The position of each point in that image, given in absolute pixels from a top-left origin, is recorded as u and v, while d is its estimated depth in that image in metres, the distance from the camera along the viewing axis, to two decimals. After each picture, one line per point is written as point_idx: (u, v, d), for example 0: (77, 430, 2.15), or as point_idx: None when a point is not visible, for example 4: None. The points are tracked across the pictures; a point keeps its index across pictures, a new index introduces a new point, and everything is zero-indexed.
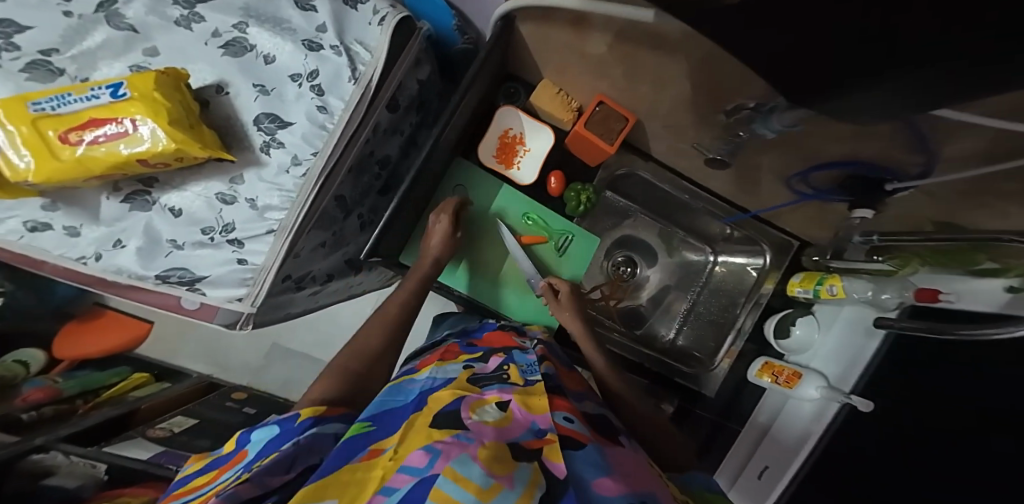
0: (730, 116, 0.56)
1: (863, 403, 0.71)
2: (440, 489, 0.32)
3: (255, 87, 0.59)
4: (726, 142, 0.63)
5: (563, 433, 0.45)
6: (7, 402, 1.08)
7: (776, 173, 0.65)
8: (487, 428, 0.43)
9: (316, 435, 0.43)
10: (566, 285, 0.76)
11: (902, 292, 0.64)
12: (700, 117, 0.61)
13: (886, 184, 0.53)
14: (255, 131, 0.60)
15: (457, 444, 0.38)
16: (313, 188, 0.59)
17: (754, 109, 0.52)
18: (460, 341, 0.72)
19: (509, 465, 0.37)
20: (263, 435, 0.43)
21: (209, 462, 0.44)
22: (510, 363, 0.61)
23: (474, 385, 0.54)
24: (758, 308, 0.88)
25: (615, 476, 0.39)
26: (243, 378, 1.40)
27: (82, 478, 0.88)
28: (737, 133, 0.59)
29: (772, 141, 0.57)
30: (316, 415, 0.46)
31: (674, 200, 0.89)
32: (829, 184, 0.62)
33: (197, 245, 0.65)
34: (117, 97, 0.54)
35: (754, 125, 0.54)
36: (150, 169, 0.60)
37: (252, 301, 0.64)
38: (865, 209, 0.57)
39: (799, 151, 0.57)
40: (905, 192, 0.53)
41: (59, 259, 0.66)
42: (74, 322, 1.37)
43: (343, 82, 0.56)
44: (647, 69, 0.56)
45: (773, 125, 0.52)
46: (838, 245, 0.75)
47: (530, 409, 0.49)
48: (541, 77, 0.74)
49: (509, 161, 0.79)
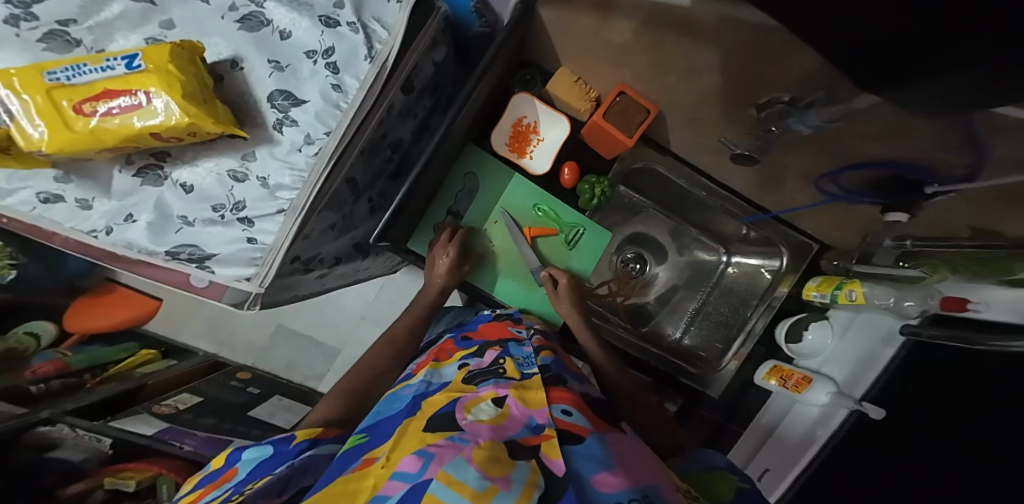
0: (762, 111, 0.55)
1: (875, 410, 0.70)
2: (434, 495, 0.32)
3: (270, 63, 0.58)
4: (756, 138, 0.62)
5: (561, 427, 0.44)
6: (17, 375, 1.08)
7: (804, 172, 0.64)
8: (482, 428, 0.42)
9: (312, 457, 0.46)
10: (565, 277, 0.75)
11: (925, 301, 0.62)
12: (728, 110, 0.59)
13: (925, 187, 0.51)
14: (268, 108, 0.59)
15: (451, 447, 0.38)
16: (325, 168, 0.57)
17: (788, 103, 0.51)
18: (455, 336, 0.73)
19: (507, 465, 0.36)
20: (257, 453, 0.46)
21: (201, 479, 0.46)
22: (505, 357, 0.60)
23: (470, 386, 0.54)
24: (771, 311, 0.86)
25: (614, 470, 0.38)
26: (248, 358, 1.41)
27: (88, 451, 0.93)
28: (767, 129, 0.58)
29: (808, 138, 0.56)
30: (311, 437, 0.49)
31: (689, 196, 0.85)
32: (864, 187, 0.60)
33: (208, 222, 0.65)
34: (132, 69, 0.53)
35: (789, 120, 0.53)
36: (162, 143, 0.59)
37: (260, 281, 0.63)
38: (899, 213, 0.58)
39: (831, 146, 0.55)
40: (945, 199, 0.51)
41: (70, 231, 0.65)
42: (84, 297, 1.40)
43: (358, 60, 0.55)
44: (676, 57, 0.54)
45: (811, 121, 0.50)
46: (866, 250, 0.74)
47: (527, 404, 0.48)
48: (559, 65, 0.72)
49: (522, 150, 0.78)
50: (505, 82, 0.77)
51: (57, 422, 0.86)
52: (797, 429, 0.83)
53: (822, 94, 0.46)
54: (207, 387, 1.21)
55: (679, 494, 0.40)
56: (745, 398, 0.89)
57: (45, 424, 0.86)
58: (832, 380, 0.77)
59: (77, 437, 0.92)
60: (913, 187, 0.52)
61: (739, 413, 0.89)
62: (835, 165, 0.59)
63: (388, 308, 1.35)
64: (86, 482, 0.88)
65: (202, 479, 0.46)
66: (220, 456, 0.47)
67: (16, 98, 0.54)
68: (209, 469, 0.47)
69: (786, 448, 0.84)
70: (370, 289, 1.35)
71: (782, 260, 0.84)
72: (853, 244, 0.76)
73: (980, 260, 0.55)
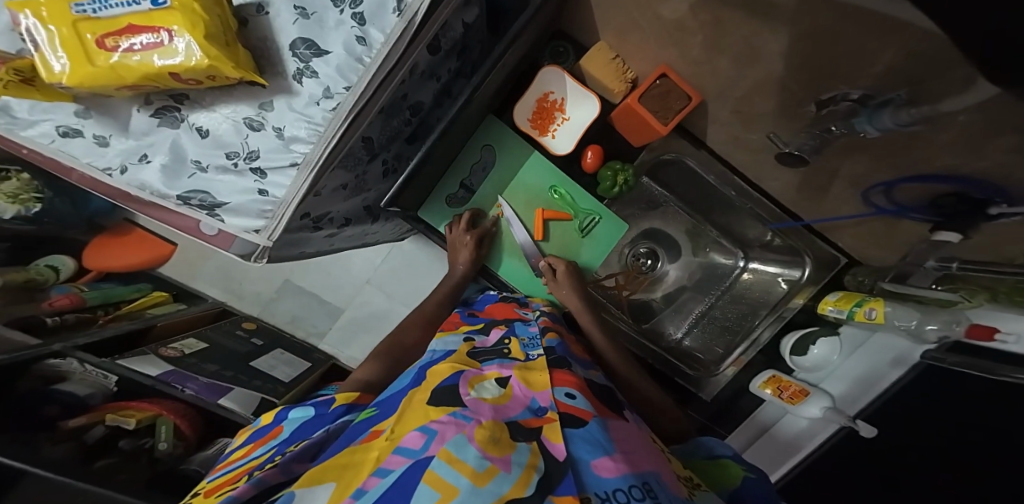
0: (823, 108, 0.51)
1: (868, 429, 0.72)
2: (435, 472, 0.32)
3: (295, 10, 0.56)
4: (811, 136, 0.57)
5: (564, 411, 0.43)
6: (35, 305, 1.10)
7: (853, 180, 0.60)
8: (485, 405, 0.42)
9: (339, 427, 0.47)
10: (563, 264, 0.74)
11: (950, 325, 0.59)
12: (785, 105, 0.55)
13: (990, 206, 0.47)
14: (290, 57, 0.57)
15: (453, 424, 0.37)
16: (342, 124, 0.55)
17: (857, 101, 0.47)
18: (462, 311, 0.74)
19: (507, 446, 0.36)
20: (301, 414, 0.48)
21: (251, 434, 0.49)
22: (511, 336, 0.61)
23: (473, 361, 0.54)
24: (780, 322, 0.82)
25: (614, 455, 0.37)
26: (252, 310, 1.44)
27: (93, 386, 0.94)
28: (827, 128, 0.54)
29: (869, 142, 0.51)
30: (349, 402, 0.52)
31: (718, 194, 0.82)
32: (920, 201, 0.56)
33: (221, 170, 0.64)
34: (157, 5, 0.51)
35: (854, 119, 0.49)
36: (181, 84, 0.58)
37: (269, 234, 0.62)
38: (952, 233, 0.53)
39: (892, 154, 0.51)
40: (1010, 220, 0.47)
41: (86, 167, 0.66)
42: (102, 236, 1.43)
43: (386, 13, 0.53)
44: (737, 38, 0.50)
45: (882, 123, 0.46)
46: (903, 269, 0.69)
47: (530, 386, 0.48)
48: (597, 40, 0.69)
49: (544, 127, 0.75)
50: (536, 53, 0.74)
51: (68, 356, 0.86)
52: (789, 434, 0.86)
53: (904, 92, 0.41)
54: (213, 333, 1.22)
55: (680, 483, 0.39)
56: (739, 402, 0.89)
57: (55, 356, 0.86)
58: (829, 394, 0.78)
59: (86, 372, 0.92)
60: (977, 206, 0.49)
61: (729, 417, 0.90)
62: (893, 175, 0.54)
63: (393, 277, 1.34)
64: (87, 417, 0.90)
65: (253, 434, 0.49)
66: (269, 414, 0.50)
67: (42, 28, 0.54)
68: (258, 425, 0.50)
69: (779, 445, 0.88)
70: (377, 255, 1.35)
71: (803, 270, 0.80)
72: (884, 265, 0.72)
73: None
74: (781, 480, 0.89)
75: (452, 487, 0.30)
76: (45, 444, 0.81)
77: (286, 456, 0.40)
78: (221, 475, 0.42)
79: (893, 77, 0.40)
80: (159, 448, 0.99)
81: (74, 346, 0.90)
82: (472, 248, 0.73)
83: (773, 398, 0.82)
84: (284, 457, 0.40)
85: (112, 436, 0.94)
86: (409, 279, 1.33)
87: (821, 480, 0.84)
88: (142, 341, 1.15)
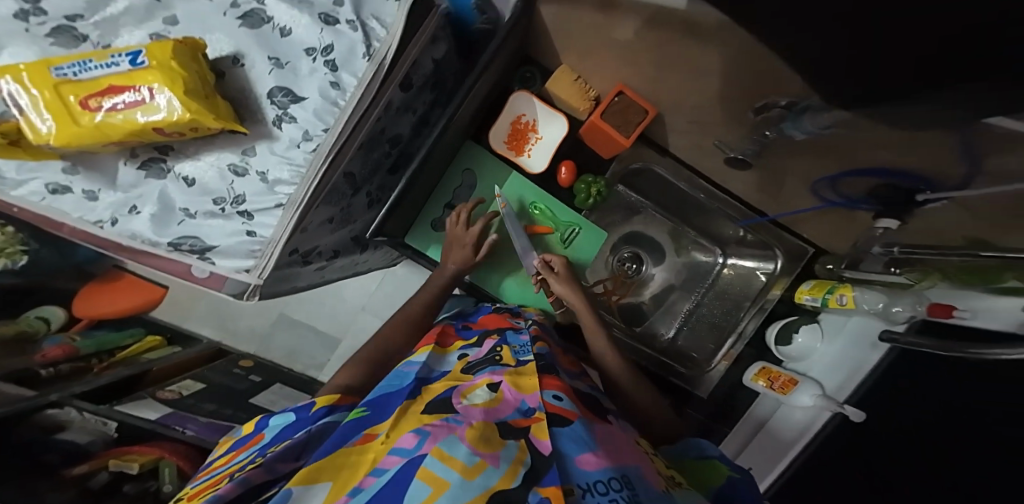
0: (759, 114, 0.59)
1: (856, 413, 0.73)
2: (428, 468, 0.33)
3: (270, 60, 0.59)
4: (752, 142, 0.66)
5: (551, 411, 0.45)
6: (28, 357, 1.10)
7: (804, 176, 0.67)
8: (476, 410, 0.44)
9: (325, 425, 0.47)
10: (559, 258, 0.75)
11: (915, 307, 0.63)
12: (729, 113, 0.63)
13: (916, 195, 0.52)
14: (268, 105, 0.60)
15: (445, 427, 0.40)
16: (323, 163, 0.59)
17: (785, 107, 0.54)
18: (456, 323, 0.75)
19: (497, 444, 0.38)
20: (283, 420, 0.49)
21: (233, 443, 0.50)
22: (503, 345, 0.63)
23: (467, 375, 0.56)
24: (763, 313, 0.87)
25: (597, 451, 0.40)
26: (250, 347, 1.44)
27: (93, 434, 0.96)
28: (764, 132, 0.62)
29: (802, 144, 0.59)
30: (331, 403, 0.52)
31: (690, 198, 0.86)
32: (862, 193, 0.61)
33: (208, 215, 0.67)
34: (136, 65, 0.54)
35: (784, 124, 0.56)
36: (165, 137, 0.61)
37: (259, 273, 0.65)
38: (891, 220, 0.60)
39: (830, 151, 0.56)
40: (936, 205, 0.51)
41: (76, 222, 0.67)
42: (92, 283, 1.43)
43: (357, 58, 0.57)
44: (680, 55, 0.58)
45: (807, 126, 0.52)
46: (854, 256, 0.75)
47: (519, 390, 0.50)
48: (559, 63, 0.73)
49: (520, 148, 0.79)
50: (504, 79, 0.78)
51: (66, 405, 0.89)
52: (785, 428, 0.86)
53: (814, 101, 0.45)
54: (209, 373, 1.22)
55: (658, 477, 0.42)
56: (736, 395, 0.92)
57: (54, 406, 0.90)
58: (818, 382, 0.81)
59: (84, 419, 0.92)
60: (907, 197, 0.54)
61: (726, 413, 0.92)
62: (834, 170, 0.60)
63: (387, 302, 1.36)
64: (89, 464, 0.90)
65: (236, 443, 0.50)
66: (251, 424, 0.52)
67: (24, 92, 0.56)
68: (241, 434, 0.51)
69: (775, 442, 0.87)
70: (371, 282, 1.37)
71: (776, 263, 0.84)
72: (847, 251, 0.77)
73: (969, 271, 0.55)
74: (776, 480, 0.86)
75: (443, 480, 0.32)
76: (49, 495, 0.80)
77: (268, 455, 0.41)
78: (203, 481, 0.43)
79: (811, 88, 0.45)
80: (166, 490, 0.93)
81: (71, 395, 0.93)
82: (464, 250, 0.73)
83: (765, 390, 0.85)
84: (264, 459, 0.40)
85: (117, 480, 0.93)
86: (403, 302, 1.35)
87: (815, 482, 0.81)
88: (137, 386, 1.13)
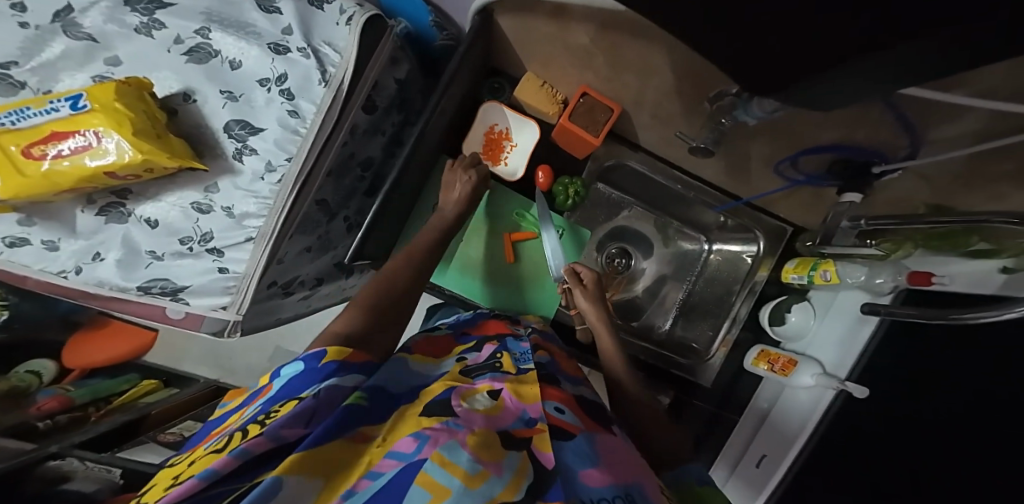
0: (714, 103, 0.61)
1: (858, 389, 0.70)
2: (428, 474, 0.29)
3: (223, 94, 0.60)
4: (710, 131, 0.65)
5: (553, 423, 0.43)
6: (22, 412, 1.07)
7: (765, 159, 0.68)
8: (477, 416, 0.40)
9: (333, 390, 0.39)
10: (590, 272, 0.73)
11: (896, 276, 0.65)
12: (686, 107, 0.64)
13: (872, 166, 0.58)
14: (227, 139, 0.62)
15: (446, 430, 0.35)
16: (290, 194, 0.59)
17: (736, 95, 0.56)
18: (455, 332, 0.67)
19: (498, 452, 0.35)
20: (291, 369, 0.41)
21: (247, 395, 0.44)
22: (503, 351, 0.58)
23: (467, 377, 0.51)
24: (753, 296, 0.87)
25: (601, 466, 0.38)
26: (249, 381, 1.42)
27: (99, 481, 0.89)
28: (719, 121, 0.62)
29: (757, 127, 0.61)
30: (341, 359, 0.44)
31: (668, 192, 0.87)
32: (821, 169, 0.65)
33: (176, 255, 0.66)
34: (78, 109, 0.56)
35: (737, 112, 0.58)
36: (120, 181, 0.63)
37: (237, 309, 0.64)
38: (853, 194, 0.62)
39: (788, 134, 0.60)
40: (894, 174, 0.58)
41: (39, 273, 0.67)
42: (79, 333, 1.40)
43: (313, 85, 0.56)
44: (632, 57, 0.58)
45: (755, 112, 0.54)
46: (827, 231, 0.71)
47: (520, 398, 0.46)
48: (525, 71, 0.75)
49: (496, 157, 0.79)
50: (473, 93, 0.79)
51: (66, 456, 0.91)
52: (787, 415, 0.82)
53: None
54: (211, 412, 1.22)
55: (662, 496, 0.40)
56: (737, 387, 0.91)
57: (55, 458, 0.90)
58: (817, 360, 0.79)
59: (88, 469, 0.91)
60: (862, 169, 0.59)
61: (732, 403, 0.91)
62: (795, 150, 0.63)
63: None
64: None
65: (247, 397, 0.44)
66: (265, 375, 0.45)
67: None
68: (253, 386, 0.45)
69: (778, 433, 0.83)
70: None
71: (759, 244, 0.85)
72: (819, 225, 0.78)
73: (941, 236, 0.60)
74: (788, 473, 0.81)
75: (444, 488, 0.28)
76: None
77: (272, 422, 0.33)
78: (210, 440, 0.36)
79: None
80: None
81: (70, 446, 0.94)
82: (471, 183, 0.72)
83: (767, 373, 0.82)
84: (269, 429, 0.31)
85: None
86: None
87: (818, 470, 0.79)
88: (136, 432, 1.11)
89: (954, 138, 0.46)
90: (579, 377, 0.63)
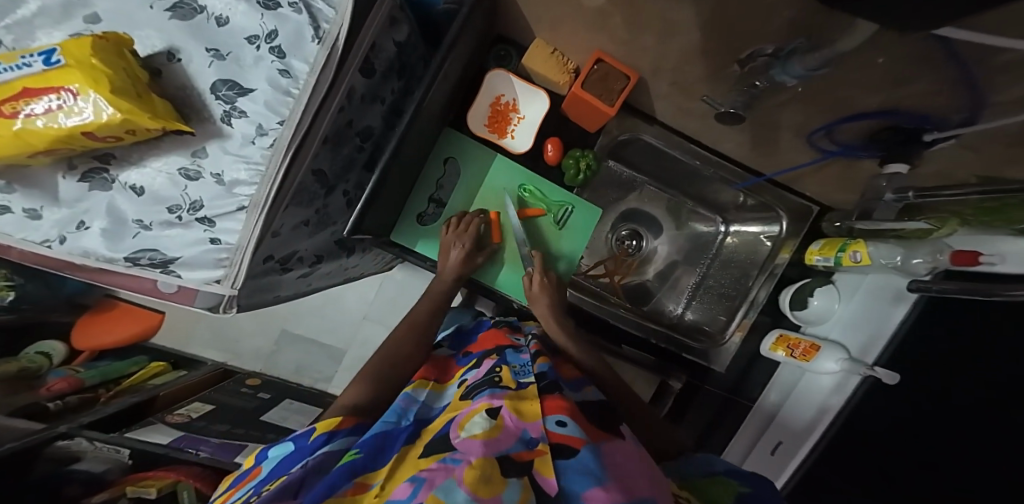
0: (744, 65, 0.54)
1: (888, 374, 0.67)
2: None
3: (209, 52, 0.57)
4: (740, 94, 0.60)
5: (556, 441, 0.39)
6: (32, 393, 1.08)
7: (796, 129, 0.62)
8: (475, 443, 0.36)
9: (323, 457, 0.38)
10: (537, 275, 0.70)
11: (935, 255, 0.59)
12: (711, 71, 0.58)
13: (923, 134, 0.52)
14: (214, 100, 0.59)
15: (442, 470, 0.33)
16: (284, 157, 0.54)
17: (772, 55, 0.50)
18: (458, 354, 0.67)
19: (498, 487, 0.31)
20: (280, 451, 0.41)
21: (233, 480, 0.43)
22: (501, 365, 0.54)
23: (466, 401, 0.47)
24: (773, 279, 0.82)
25: (609, 484, 0.34)
26: (256, 365, 1.39)
27: (110, 462, 0.90)
28: (752, 84, 0.57)
29: (787, 94, 0.56)
30: (331, 429, 0.43)
31: (684, 168, 0.82)
32: (858, 138, 0.60)
33: (165, 224, 0.64)
34: (52, 64, 0.53)
35: (773, 71, 0.52)
36: (99, 143, 0.60)
37: (231, 282, 0.60)
38: (900, 164, 0.56)
39: (822, 102, 0.55)
40: (945, 143, 0.52)
41: (20, 242, 0.66)
42: (87, 315, 1.39)
43: (306, 42, 0.53)
44: (653, 16, 0.52)
45: (795, 70, 0.48)
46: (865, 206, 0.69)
47: (521, 416, 0.42)
48: (534, 38, 0.70)
49: (502, 130, 0.75)
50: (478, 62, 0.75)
51: (75, 436, 0.87)
52: (809, 399, 0.79)
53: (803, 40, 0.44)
54: (217, 395, 1.21)
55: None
56: (750, 375, 0.85)
57: (64, 438, 0.87)
58: (842, 345, 0.75)
59: (97, 449, 0.90)
60: (911, 136, 0.54)
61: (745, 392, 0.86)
62: (831, 118, 0.57)
63: (388, 306, 1.34)
64: None
65: (235, 481, 0.42)
66: (251, 457, 0.44)
67: None
68: (241, 470, 0.43)
69: (793, 422, 0.80)
70: (370, 290, 1.34)
71: (781, 225, 0.81)
72: (849, 203, 0.74)
73: (987, 208, 0.55)
74: (809, 457, 0.79)
75: None
76: None
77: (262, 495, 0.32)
78: None
79: (794, 28, 0.43)
80: None
81: (83, 424, 0.90)
82: (462, 253, 0.69)
83: (785, 359, 0.78)
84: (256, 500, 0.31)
85: None
86: (402, 307, 1.34)
87: (842, 456, 0.76)
88: (147, 413, 1.11)
89: (1008, 102, 0.41)
90: (552, 345, 0.68)
